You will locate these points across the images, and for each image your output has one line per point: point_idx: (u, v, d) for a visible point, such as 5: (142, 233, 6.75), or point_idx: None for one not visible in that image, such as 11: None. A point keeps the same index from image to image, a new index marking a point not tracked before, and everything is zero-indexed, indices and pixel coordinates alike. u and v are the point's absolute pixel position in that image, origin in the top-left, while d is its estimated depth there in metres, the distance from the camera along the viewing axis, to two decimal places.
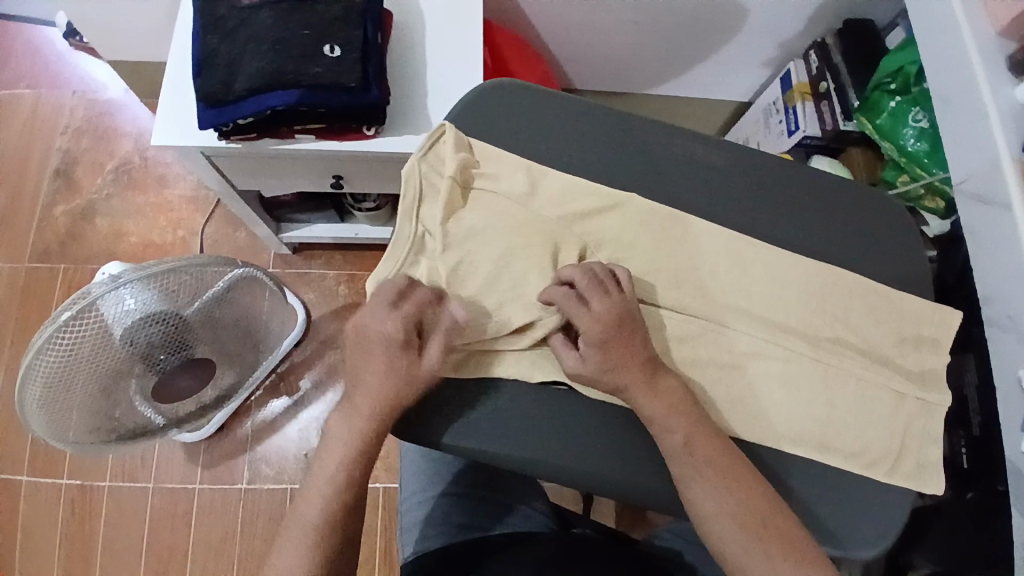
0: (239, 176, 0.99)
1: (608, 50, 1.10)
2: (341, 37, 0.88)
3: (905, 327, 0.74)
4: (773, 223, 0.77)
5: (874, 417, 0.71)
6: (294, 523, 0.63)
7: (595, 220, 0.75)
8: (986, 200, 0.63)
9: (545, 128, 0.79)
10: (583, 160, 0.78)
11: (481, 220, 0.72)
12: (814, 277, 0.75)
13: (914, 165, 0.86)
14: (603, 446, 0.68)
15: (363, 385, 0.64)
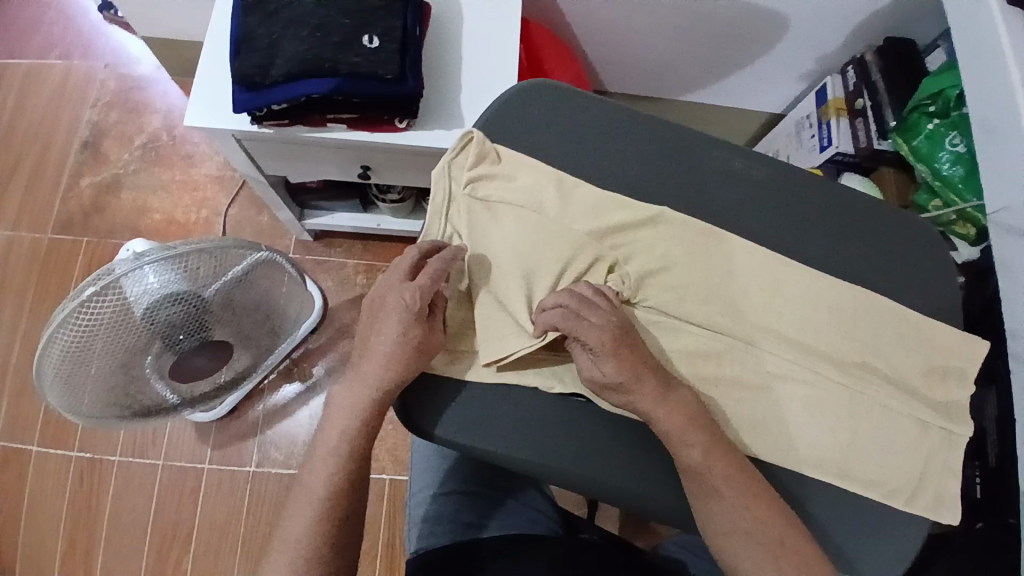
0: (267, 162, 0.87)
1: (642, 55, 1.07)
2: (380, 27, 0.73)
3: (931, 355, 0.62)
4: (849, 253, 0.65)
5: (901, 448, 0.60)
6: (304, 493, 0.57)
7: (647, 229, 0.63)
8: None
9: (591, 136, 0.66)
10: (628, 173, 0.65)
11: (506, 236, 0.61)
12: (882, 303, 0.63)
13: (948, 189, 0.86)
14: (657, 475, 0.58)
15: (363, 362, 0.57)
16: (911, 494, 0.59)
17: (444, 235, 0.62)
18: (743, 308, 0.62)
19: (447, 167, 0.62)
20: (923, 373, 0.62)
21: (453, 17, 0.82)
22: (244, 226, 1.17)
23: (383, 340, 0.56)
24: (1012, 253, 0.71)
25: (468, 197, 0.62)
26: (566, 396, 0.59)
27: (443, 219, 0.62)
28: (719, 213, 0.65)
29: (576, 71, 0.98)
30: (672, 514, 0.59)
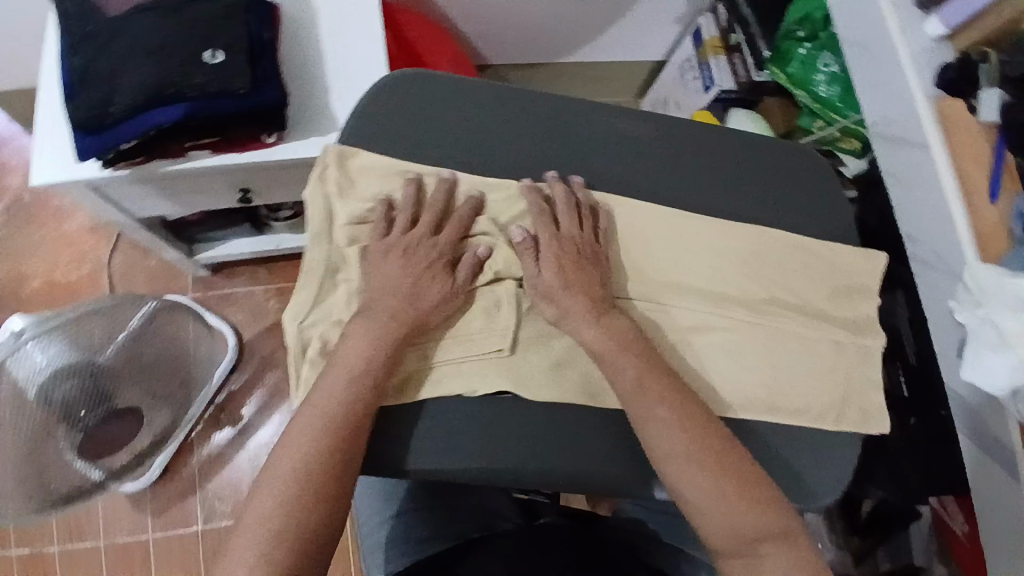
0: (136, 206, 0.81)
1: (519, 23, 1.03)
2: (222, 40, 0.67)
3: (835, 277, 0.64)
4: (740, 198, 0.65)
5: (819, 373, 0.61)
6: (245, 521, 0.48)
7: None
8: (909, 142, 0.72)
9: (465, 127, 0.63)
10: (509, 158, 0.63)
11: None
12: (778, 239, 0.64)
13: (827, 110, 0.89)
14: (592, 448, 0.57)
15: (335, 366, 0.53)
16: (838, 413, 0.60)
17: (330, 258, 0.58)
18: (646, 269, 0.62)
19: (318, 183, 0.59)
20: (826, 293, 0.64)
21: (307, 17, 0.77)
22: (134, 273, 1.07)
23: (354, 346, 0.53)
24: (896, 161, 0.75)
25: (347, 228, 0.58)
26: (490, 396, 0.57)
27: (327, 240, 0.58)
28: (608, 176, 0.64)
29: (455, 51, 0.94)
30: (615, 482, 0.58)
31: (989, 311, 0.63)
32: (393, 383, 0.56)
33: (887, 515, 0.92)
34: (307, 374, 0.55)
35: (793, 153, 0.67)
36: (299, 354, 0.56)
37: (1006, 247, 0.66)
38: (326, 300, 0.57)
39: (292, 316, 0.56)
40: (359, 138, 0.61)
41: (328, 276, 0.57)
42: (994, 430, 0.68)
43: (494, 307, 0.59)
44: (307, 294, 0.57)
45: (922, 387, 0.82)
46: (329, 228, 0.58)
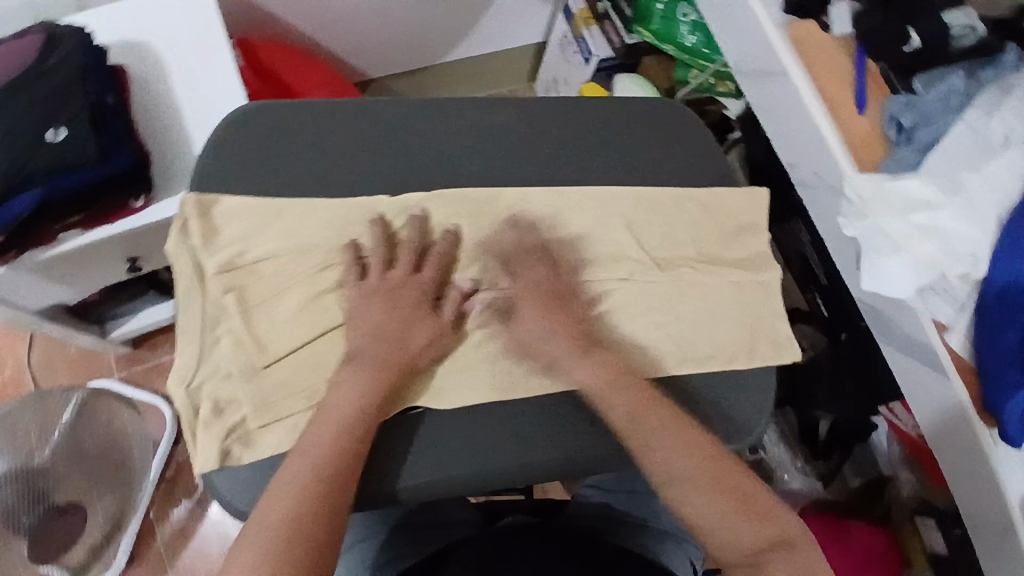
0: (29, 301, 0.79)
1: (390, 33, 1.02)
2: (67, 115, 0.65)
3: (724, 221, 0.65)
4: (611, 163, 0.66)
5: (723, 316, 0.62)
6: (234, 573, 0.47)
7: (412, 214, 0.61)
8: (768, 73, 0.74)
9: (319, 151, 0.62)
10: (373, 173, 0.62)
11: (272, 288, 0.59)
12: (660, 195, 0.65)
13: (695, 58, 0.92)
14: (509, 441, 0.57)
15: (324, 416, 0.53)
16: (749, 351, 0.61)
17: (208, 307, 0.58)
18: (528, 252, 0.62)
19: (182, 241, 0.59)
20: (715, 234, 0.64)
21: (160, 73, 0.76)
22: (53, 365, 1.02)
23: (346, 391, 0.54)
24: (762, 96, 0.76)
25: (218, 276, 0.59)
26: (399, 415, 0.56)
27: (201, 291, 0.58)
28: (473, 169, 0.64)
29: (326, 73, 0.92)
30: (544, 469, 0.57)
31: (877, 220, 0.65)
32: (294, 425, 0.56)
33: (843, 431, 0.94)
34: (203, 435, 0.55)
35: (655, 109, 0.68)
36: (192, 415, 0.56)
37: (883, 152, 0.70)
38: (212, 354, 0.57)
39: (178, 380, 0.56)
40: (216, 183, 0.61)
41: (207, 329, 0.57)
42: (909, 332, 0.70)
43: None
44: (189, 353, 0.57)
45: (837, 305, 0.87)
46: (200, 281, 0.58)
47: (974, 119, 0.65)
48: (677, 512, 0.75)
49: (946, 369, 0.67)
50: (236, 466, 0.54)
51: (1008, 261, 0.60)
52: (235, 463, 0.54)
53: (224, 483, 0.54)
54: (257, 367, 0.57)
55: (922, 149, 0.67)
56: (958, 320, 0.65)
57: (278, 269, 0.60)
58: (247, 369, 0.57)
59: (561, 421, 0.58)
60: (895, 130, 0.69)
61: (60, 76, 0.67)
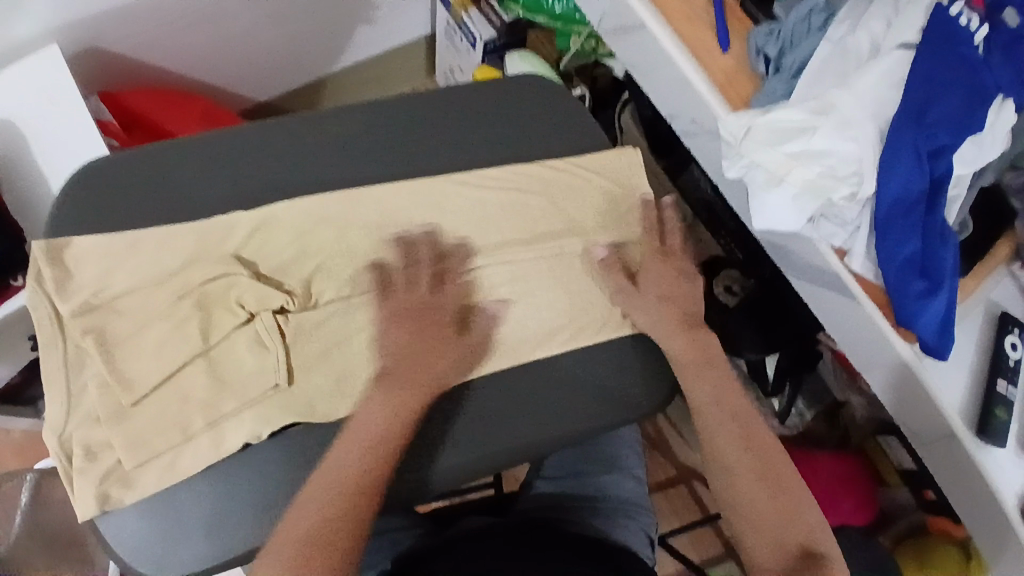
0: None
1: (269, 56, 1.00)
2: None
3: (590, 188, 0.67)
4: (475, 156, 0.68)
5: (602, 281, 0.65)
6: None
7: (263, 235, 0.61)
8: (626, 28, 0.72)
9: (169, 187, 0.62)
10: (229, 201, 0.62)
11: (135, 327, 0.58)
12: (519, 168, 0.67)
13: (570, 25, 0.91)
14: (432, 450, 0.58)
15: (354, 429, 0.55)
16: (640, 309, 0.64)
17: (70, 353, 0.57)
18: (400, 261, 0.63)
19: (36, 286, 0.58)
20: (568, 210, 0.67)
21: (22, 147, 0.75)
22: None
23: (375, 407, 0.56)
24: (628, 51, 0.75)
25: (74, 320, 0.57)
26: (280, 435, 0.57)
27: (64, 338, 0.58)
28: (331, 186, 0.64)
29: (201, 106, 0.91)
30: (465, 471, 0.59)
31: (755, 157, 0.63)
32: (171, 461, 0.55)
33: (791, 366, 0.92)
34: (81, 483, 0.55)
35: (510, 91, 0.70)
36: (66, 463, 0.56)
37: (753, 85, 0.68)
38: (81, 402, 0.57)
39: (51, 428, 0.56)
40: (65, 228, 0.60)
41: (75, 373, 0.57)
42: (811, 261, 0.69)
43: (260, 341, 0.59)
44: (58, 400, 0.56)
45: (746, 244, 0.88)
46: (60, 328, 0.58)
47: (839, 35, 0.64)
48: (625, 485, 0.75)
49: (855, 291, 0.66)
50: (119, 508, 0.55)
51: (893, 176, 0.60)
52: (117, 505, 0.55)
53: (115, 536, 0.55)
54: (124, 407, 0.56)
55: (792, 76, 0.66)
56: (856, 241, 0.64)
57: (136, 304, 0.58)
58: (116, 411, 0.56)
59: (485, 421, 0.59)
60: (763, 63, 0.68)
61: None
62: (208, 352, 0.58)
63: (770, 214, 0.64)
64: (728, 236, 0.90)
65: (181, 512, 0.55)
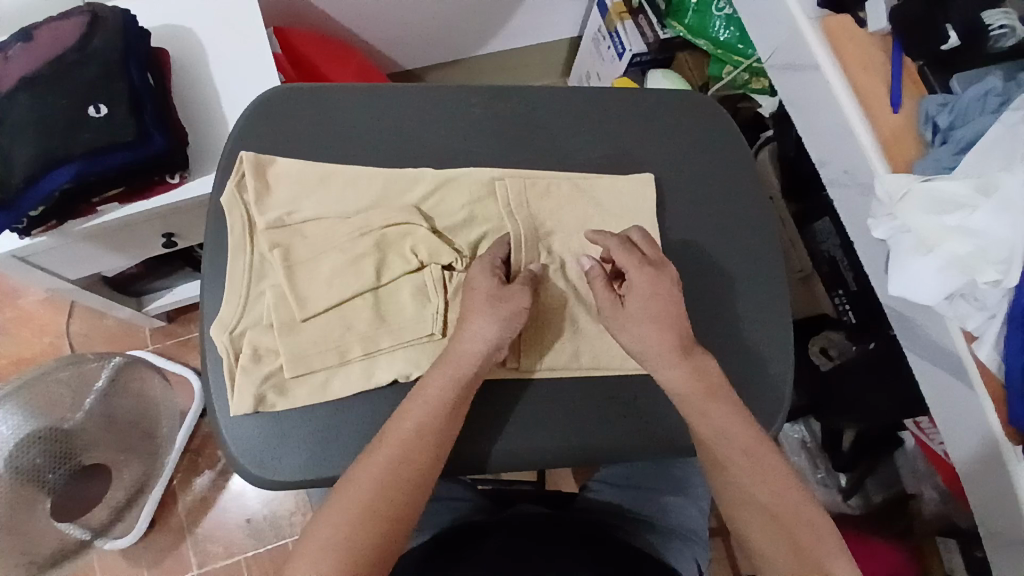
0: (68, 269, 0.82)
1: (427, 26, 1.03)
2: (103, 92, 0.68)
3: (736, 220, 0.68)
4: (634, 157, 0.68)
5: (739, 309, 0.65)
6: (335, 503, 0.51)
7: (442, 194, 0.64)
8: (799, 67, 0.75)
9: (362, 130, 0.64)
10: (415, 151, 0.65)
11: (313, 249, 0.61)
12: (682, 182, 0.68)
13: (730, 53, 0.93)
14: (521, 427, 0.60)
15: (441, 366, 0.55)
16: (766, 343, 0.65)
17: (254, 260, 0.61)
18: (545, 241, 0.64)
19: (235, 192, 0.62)
20: (702, 232, 0.67)
21: (198, 56, 0.79)
22: (91, 335, 1.07)
23: (459, 351, 0.56)
24: (799, 90, 0.76)
25: (267, 232, 0.61)
26: None
27: (248, 247, 0.61)
28: (486, 159, 0.66)
29: (355, 62, 0.95)
30: (512, 451, 0.60)
31: (907, 221, 0.63)
32: (324, 381, 0.58)
33: (870, 445, 0.94)
34: (241, 381, 0.58)
35: (685, 105, 0.71)
36: (233, 360, 0.59)
37: (919, 152, 0.67)
38: (256, 306, 0.60)
39: (222, 326, 0.59)
40: (266, 144, 0.64)
41: (254, 281, 0.61)
42: (935, 337, 0.68)
43: (424, 291, 0.61)
44: (235, 301, 0.60)
45: (864, 309, 0.89)
46: (248, 236, 0.61)
47: (1013, 121, 0.59)
48: (688, 512, 0.74)
49: (972, 377, 0.65)
50: (269, 412, 0.58)
51: None
52: (268, 409, 0.58)
53: (232, 436, 0.58)
54: (294, 321, 0.59)
55: (959, 150, 0.64)
56: (988, 329, 0.61)
57: (320, 230, 0.62)
58: (286, 323, 0.59)
59: (579, 407, 0.61)
60: (931, 131, 0.66)
61: (98, 60, 0.69)
62: (377, 289, 0.61)
63: (899, 279, 0.64)
64: (847, 297, 0.92)
65: (292, 428, 0.58)
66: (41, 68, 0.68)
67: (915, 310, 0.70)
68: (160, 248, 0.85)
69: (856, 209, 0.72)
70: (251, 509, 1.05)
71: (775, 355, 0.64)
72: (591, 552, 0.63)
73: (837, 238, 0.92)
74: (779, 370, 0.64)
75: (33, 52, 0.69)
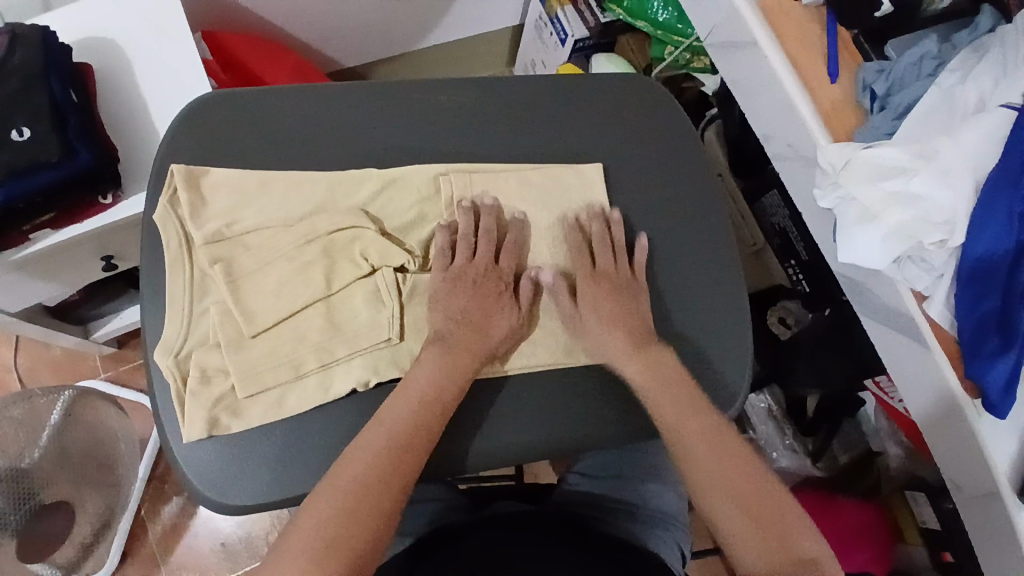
0: (5, 301, 0.78)
1: (363, 22, 1.01)
2: (24, 113, 0.65)
3: (686, 200, 0.68)
4: (582, 144, 0.68)
5: (696, 288, 0.66)
6: (303, 519, 0.49)
7: (389, 195, 0.62)
8: (734, 44, 0.75)
9: (299, 134, 0.63)
10: (356, 153, 0.63)
11: (258, 261, 0.59)
12: (629, 164, 0.68)
13: (669, 34, 0.93)
14: (485, 427, 0.59)
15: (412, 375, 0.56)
16: (725, 319, 0.65)
17: (195, 278, 0.59)
18: (497, 234, 0.64)
19: (168, 207, 0.59)
20: (653, 216, 0.67)
21: (125, 68, 0.75)
22: (39, 368, 1.03)
23: (429, 363, 0.57)
24: (738, 67, 0.76)
25: (205, 248, 0.59)
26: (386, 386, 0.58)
27: (188, 264, 0.59)
28: (431, 156, 0.64)
29: (292, 64, 0.92)
30: (495, 451, 0.59)
31: (851, 190, 0.64)
32: (281, 397, 0.57)
33: (831, 408, 0.97)
34: (191, 405, 0.56)
35: (627, 87, 0.70)
36: (180, 385, 0.57)
37: (857, 119, 0.68)
38: (201, 325, 0.58)
39: (166, 350, 0.58)
40: (199, 156, 0.61)
41: (196, 299, 0.59)
42: (886, 301, 0.69)
43: (377, 295, 0.60)
44: (178, 321, 0.58)
45: (817, 279, 0.90)
46: (188, 253, 0.59)
47: (948, 85, 0.63)
48: (664, 495, 0.75)
49: (926, 336, 0.66)
50: (225, 435, 0.56)
51: (985, 229, 0.58)
52: (224, 431, 0.56)
53: (187, 462, 0.56)
54: (244, 338, 0.58)
55: (896, 116, 0.65)
56: (937, 289, 0.63)
57: (262, 242, 0.60)
58: (233, 340, 0.58)
59: (539, 399, 0.61)
60: (869, 98, 0.68)
61: (15, 80, 0.66)
62: (329, 298, 0.59)
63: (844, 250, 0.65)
64: (799, 267, 0.92)
65: (250, 448, 0.56)
66: None
67: (862, 278, 0.71)
68: (102, 272, 0.82)
69: (801, 180, 0.73)
70: (224, 531, 1.02)
71: (734, 329, 0.65)
72: (541, 533, 0.65)
73: (785, 209, 0.92)
74: (738, 346, 0.65)
75: None
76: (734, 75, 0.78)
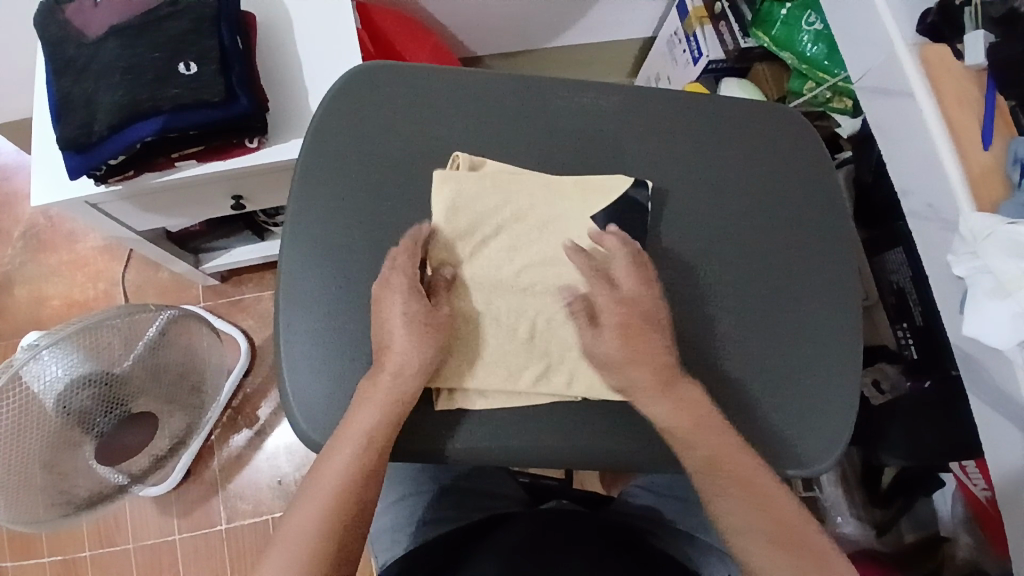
0: (135, 219, 0.83)
1: (504, 15, 1.03)
2: (194, 50, 0.69)
3: (812, 238, 0.67)
4: (721, 167, 0.67)
5: (809, 329, 0.64)
6: (316, 483, 0.55)
7: (532, 190, 0.63)
8: (888, 92, 0.74)
9: (447, 111, 0.65)
10: (499, 140, 0.65)
11: (388, 227, 0.62)
12: (767, 193, 0.67)
13: (815, 70, 0.91)
14: (557, 430, 0.60)
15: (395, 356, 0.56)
16: (832, 365, 0.64)
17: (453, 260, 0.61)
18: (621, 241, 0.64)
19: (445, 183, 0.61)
20: (778, 249, 0.66)
21: (285, 21, 0.80)
22: (146, 287, 1.10)
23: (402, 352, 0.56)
24: (889, 114, 0.74)
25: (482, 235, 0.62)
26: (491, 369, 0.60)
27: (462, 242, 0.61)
28: (566, 153, 0.66)
29: (433, 43, 0.95)
30: (572, 453, 0.60)
31: (987, 260, 0.61)
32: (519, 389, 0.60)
33: (907, 482, 0.94)
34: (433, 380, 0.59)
35: (772, 119, 0.70)
36: (299, 327, 0.60)
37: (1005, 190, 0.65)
38: (326, 274, 0.61)
39: (291, 290, 0.61)
40: (442, 139, 0.64)
41: (330, 249, 0.62)
42: (1002, 383, 0.66)
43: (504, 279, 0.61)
44: (310, 267, 0.61)
45: (929, 346, 0.87)
46: (330, 205, 0.62)
47: None
48: None
49: None
50: (333, 380, 0.59)
51: None
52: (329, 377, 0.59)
53: (295, 398, 0.59)
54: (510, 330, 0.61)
55: None
56: None
57: (395, 207, 0.62)
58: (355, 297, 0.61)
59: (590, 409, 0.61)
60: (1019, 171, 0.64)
61: (190, 18, 0.70)
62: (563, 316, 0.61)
63: (972, 323, 0.63)
64: (912, 331, 0.89)
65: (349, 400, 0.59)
66: (134, 19, 0.70)
67: (982, 356, 0.68)
68: (229, 210, 0.87)
69: (936, 242, 0.70)
70: (283, 471, 1.07)
71: (839, 378, 0.63)
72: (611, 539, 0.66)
73: (908, 267, 0.89)
74: (840, 394, 0.63)
75: (128, 4, 0.71)
76: (885, 124, 0.76)
